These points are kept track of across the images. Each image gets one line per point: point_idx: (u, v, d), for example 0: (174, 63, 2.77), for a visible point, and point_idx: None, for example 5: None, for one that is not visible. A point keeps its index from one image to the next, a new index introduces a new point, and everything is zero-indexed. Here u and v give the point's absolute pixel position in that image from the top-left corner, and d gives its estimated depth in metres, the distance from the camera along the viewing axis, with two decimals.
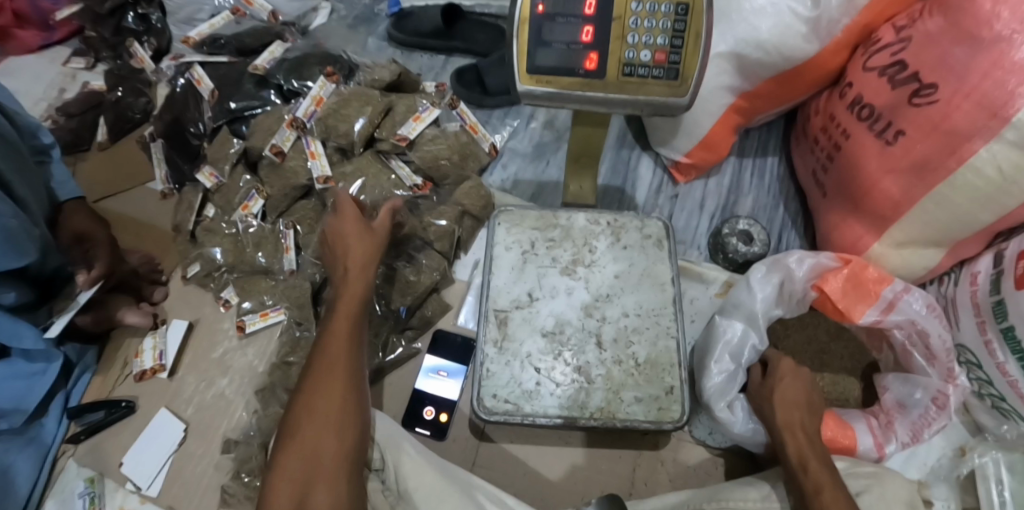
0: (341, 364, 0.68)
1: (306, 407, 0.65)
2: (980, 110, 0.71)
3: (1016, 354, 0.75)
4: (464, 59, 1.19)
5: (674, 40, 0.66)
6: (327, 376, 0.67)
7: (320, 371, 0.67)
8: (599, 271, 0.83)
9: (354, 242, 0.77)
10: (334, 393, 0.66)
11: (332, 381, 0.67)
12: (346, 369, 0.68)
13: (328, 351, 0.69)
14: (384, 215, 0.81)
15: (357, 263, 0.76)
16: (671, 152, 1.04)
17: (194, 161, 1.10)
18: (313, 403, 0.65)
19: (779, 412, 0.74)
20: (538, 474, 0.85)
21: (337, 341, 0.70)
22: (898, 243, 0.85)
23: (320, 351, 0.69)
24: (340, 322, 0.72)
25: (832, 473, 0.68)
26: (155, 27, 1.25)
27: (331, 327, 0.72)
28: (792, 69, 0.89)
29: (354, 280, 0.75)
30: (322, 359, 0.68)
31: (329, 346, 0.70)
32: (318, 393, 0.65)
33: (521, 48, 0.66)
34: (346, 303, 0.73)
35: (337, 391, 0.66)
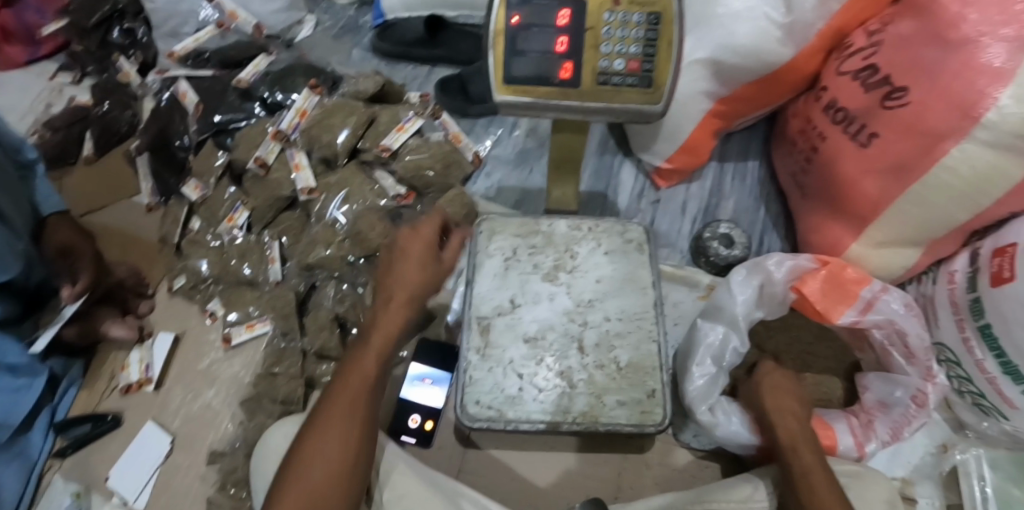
0: (361, 409, 0.64)
1: (316, 452, 0.62)
2: (951, 110, 0.72)
3: (994, 351, 0.76)
4: (448, 68, 1.20)
5: (647, 48, 0.66)
6: (345, 423, 0.63)
7: (338, 416, 0.63)
8: (581, 277, 0.84)
9: (413, 268, 0.66)
10: (349, 442, 0.63)
11: (346, 427, 0.63)
12: (365, 415, 0.64)
13: (347, 390, 0.64)
14: (454, 244, 0.70)
15: (406, 297, 0.66)
16: (652, 157, 1.05)
17: (181, 175, 1.10)
18: (325, 449, 0.62)
19: (766, 405, 0.74)
20: (525, 480, 0.85)
21: (361, 379, 0.65)
22: (877, 243, 0.86)
23: (340, 389, 0.65)
24: (368, 359, 0.66)
25: (823, 460, 0.68)
26: (141, 41, 1.26)
27: (357, 364, 0.65)
28: (768, 74, 0.90)
29: (399, 314, 0.65)
30: (342, 400, 0.64)
31: (351, 385, 0.65)
32: (331, 440, 0.62)
33: (497, 58, 0.67)
34: (380, 338, 0.65)
35: (351, 439, 0.63)
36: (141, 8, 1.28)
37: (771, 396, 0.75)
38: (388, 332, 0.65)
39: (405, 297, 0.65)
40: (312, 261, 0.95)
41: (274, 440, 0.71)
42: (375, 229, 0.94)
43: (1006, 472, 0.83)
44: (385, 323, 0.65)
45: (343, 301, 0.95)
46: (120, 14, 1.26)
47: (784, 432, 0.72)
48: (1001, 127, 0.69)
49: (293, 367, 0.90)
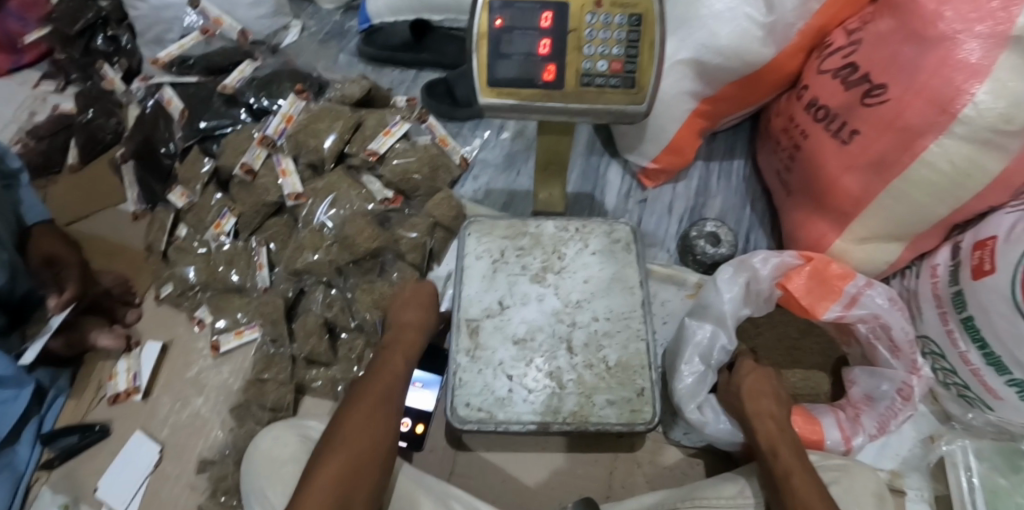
0: (388, 401, 0.70)
1: (351, 431, 0.66)
2: (930, 106, 0.73)
3: (977, 343, 0.77)
4: (435, 72, 1.21)
5: (629, 50, 0.67)
6: (375, 410, 0.68)
7: (369, 403, 0.69)
8: (569, 277, 0.84)
9: (422, 305, 0.83)
10: (379, 424, 0.67)
11: (380, 406, 0.69)
12: (392, 408, 0.70)
13: (377, 381, 0.72)
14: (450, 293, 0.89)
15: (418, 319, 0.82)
16: (639, 158, 1.05)
17: (167, 181, 1.10)
18: (358, 429, 0.66)
19: (748, 404, 0.76)
20: (516, 481, 0.85)
21: (390, 377, 0.73)
22: (861, 238, 0.87)
23: (370, 384, 0.71)
24: (395, 360, 0.75)
25: (803, 461, 0.68)
26: (126, 48, 1.25)
27: (384, 367, 0.74)
28: (751, 73, 0.91)
29: (413, 335, 0.79)
30: (373, 391, 0.71)
31: (380, 381, 0.72)
32: (364, 420, 0.67)
33: (481, 61, 0.68)
34: (401, 349, 0.77)
35: (385, 419, 0.68)
36: (125, 14, 1.26)
37: (750, 397, 0.77)
38: (407, 345, 0.78)
39: (416, 323, 0.81)
40: (300, 267, 0.94)
41: (264, 446, 0.71)
42: (362, 234, 0.93)
43: (992, 463, 0.83)
44: (403, 338, 0.78)
45: (332, 306, 0.95)
46: (103, 21, 1.24)
47: (763, 433, 0.73)
48: (978, 122, 0.71)
49: (281, 373, 0.90)
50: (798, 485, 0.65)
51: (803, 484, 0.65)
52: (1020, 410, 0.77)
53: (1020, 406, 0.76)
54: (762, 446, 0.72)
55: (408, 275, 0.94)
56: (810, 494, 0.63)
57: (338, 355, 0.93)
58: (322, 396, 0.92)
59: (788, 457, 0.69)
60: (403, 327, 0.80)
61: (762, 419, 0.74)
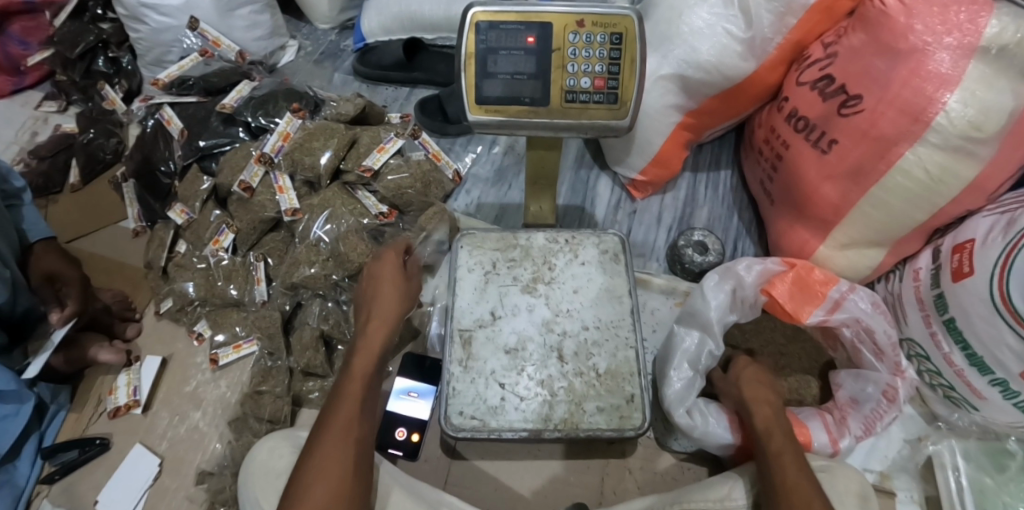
0: (355, 428, 0.65)
1: (317, 475, 0.61)
2: (904, 116, 0.76)
3: (960, 343, 0.79)
4: (427, 89, 1.24)
5: (612, 67, 0.70)
6: (340, 443, 0.63)
7: (333, 436, 0.64)
8: (559, 288, 0.86)
9: (388, 290, 0.76)
10: (348, 458, 0.62)
11: (346, 439, 0.64)
12: (360, 433, 0.65)
13: (340, 408, 0.67)
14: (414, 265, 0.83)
15: (381, 318, 0.74)
16: (626, 170, 1.08)
17: (166, 199, 1.12)
18: (325, 468, 0.61)
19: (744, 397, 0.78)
20: (511, 489, 0.86)
21: (354, 400, 0.67)
22: (842, 245, 0.90)
23: (334, 413, 0.66)
24: (357, 377, 0.70)
25: (795, 443, 0.71)
26: (126, 70, 1.28)
27: (345, 390, 0.68)
28: (732, 86, 0.94)
29: (382, 334, 0.73)
30: (336, 421, 0.65)
31: (344, 407, 0.66)
32: (330, 459, 0.62)
33: (469, 80, 0.70)
34: (363, 359, 0.71)
35: (353, 451, 0.63)
36: (126, 36, 1.28)
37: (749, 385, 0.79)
38: (371, 352, 0.71)
39: (384, 321, 0.74)
40: (296, 280, 0.96)
41: (259, 458, 0.71)
42: (357, 249, 0.95)
43: (978, 463, 0.85)
44: (370, 341, 0.72)
45: (328, 319, 0.96)
46: (104, 43, 1.26)
47: (762, 417, 0.75)
48: (950, 130, 0.74)
49: (278, 386, 0.92)
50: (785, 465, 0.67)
51: (791, 464, 0.67)
52: (1004, 409, 0.79)
53: (1004, 406, 0.78)
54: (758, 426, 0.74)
55: None
56: (794, 477, 0.65)
57: (334, 367, 0.94)
58: (319, 407, 0.93)
59: (774, 442, 0.71)
60: (368, 324, 0.73)
61: (761, 404, 0.77)
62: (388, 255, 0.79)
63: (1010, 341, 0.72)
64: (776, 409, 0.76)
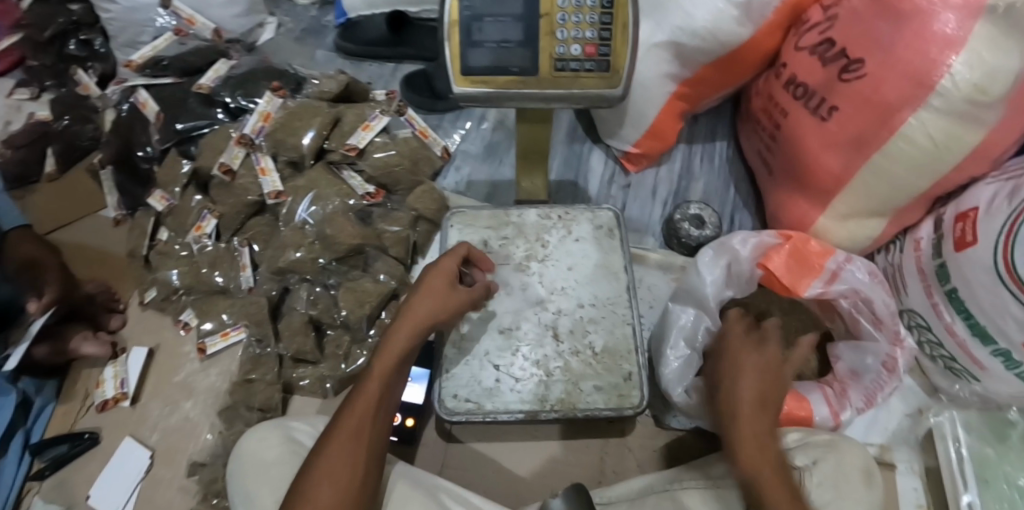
0: (366, 432, 0.62)
1: (324, 476, 0.59)
2: (907, 81, 0.73)
3: (962, 313, 0.77)
4: (413, 65, 1.20)
5: (603, 32, 0.67)
6: (349, 446, 0.61)
7: (343, 439, 0.61)
8: (553, 265, 0.84)
9: (431, 295, 0.69)
10: (356, 470, 0.60)
11: (356, 447, 0.61)
12: (371, 437, 0.62)
13: (352, 413, 0.63)
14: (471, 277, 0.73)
15: (414, 322, 0.67)
16: (621, 143, 1.05)
17: (147, 185, 1.09)
18: (331, 470, 0.59)
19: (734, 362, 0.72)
20: (509, 471, 0.85)
21: (366, 407, 0.64)
22: (842, 216, 0.87)
23: (346, 414, 0.63)
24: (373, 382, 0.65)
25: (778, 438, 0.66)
26: (99, 53, 1.23)
27: (361, 390, 0.65)
28: (728, 54, 0.91)
29: (410, 339, 0.67)
30: (348, 423, 0.62)
31: (357, 409, 0.63)
32: (337, 467, 0.59)
33: (453, 50, 0.67)
34: (384, 360, 0.66)
35: (360, 461, 0.61)
36: (97, 18, 1.24)
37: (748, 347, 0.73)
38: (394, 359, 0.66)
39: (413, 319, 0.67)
40: (283, 265, 0.92)
41: (250, 448, 0.69)
42: (344, 231, 0.92)
43: (980, 433, 0.83)
44: (394, 346, 0.66)
45: (317, 304, 0.93)
46: (75, 25, 1.21)
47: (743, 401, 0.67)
48: (954, 95, 0.71)
49: (268, 374, 0.90)
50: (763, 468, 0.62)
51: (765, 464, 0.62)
52: (1005, 379, 0.77)
53: (1005, 376, 0.76)
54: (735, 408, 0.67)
55: (393, 268, 0.93)
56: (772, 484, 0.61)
57: (325, 353, 0.92)
58: (310, 394, 0.91)
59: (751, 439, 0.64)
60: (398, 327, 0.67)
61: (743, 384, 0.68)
62: (441, 261, 0.71)
63: (1013, 311, 0.70)
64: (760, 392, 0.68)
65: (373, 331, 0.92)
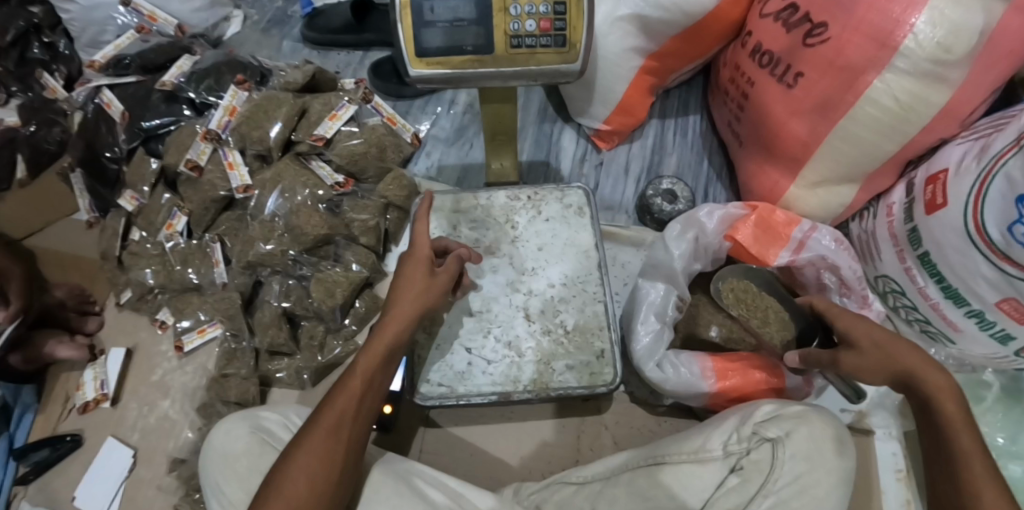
0: (346, 429, 0.62)
1: (302, 470, 0.58)
2: (870, 42, 0.72)
3: (935, 277, 0.77)
4: (381, 52, 1.19)
5: (557, 7, 0.66)
6: (326, 441, 0.60)
7: (323, 431, 0.61)
8: (522, 246, 0.83)
9: (414, 293, 0.68)
10: (332, 468, 0.60)
11: (335, 444, 0.60)
12: (351, 433, 0.62)
13: (334, 407, 0.62)
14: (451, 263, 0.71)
15: (404, 316, 0.66)
16: (591, 121, 1.04)
17: (116, 186, 1.08)
18: (307, 466, 0.59)
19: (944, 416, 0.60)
20: (489, 454, 0.85)
21: (348, 401, 0.63)
22: (813, 184, 0.86)
23: (327, 407, 0.62)
24: (358, 377, 0.64)
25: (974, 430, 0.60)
26: (63, 55, 1.20)
27: (345, 384, 0.64)
28: (695, 24, 0.89)
29: (399, 332, 0.66)
30: (329, 416, 0.62)
31: (339, 402, 0.63)
32: (313, 465, 0.59)
33: (406, 32, 0.66)
34: (370, 357, 0.65)
35: (337, 459, 0.60)
36: (57, 19, 1.21)
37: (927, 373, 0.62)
38: (379, 355, 0.65)
39: (402, 319, 0.66)
40: (252, 259, 0.92)
41: (218, 442, 0.69)
42: (311, 222, 0.91)
43: None
44: (379, 340, 0.65)
45: (290, 296, 0.93)
46: (36, 28, 1.18)
47: (935, 385, 0.61)
48: (917, 54, 0.70)
49: (244, 368, 0.90)
50: (964, 436, 0.59)
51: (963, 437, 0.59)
52: (979, 340, 0.77)
53: (979, 336, 0.76)
54: (910, 376, 0.62)
55: (364, 257, 0.93)
56: (985, 466, 0.58)
57: (301, 344, 0.92)
58: (288, 386, 0.91)
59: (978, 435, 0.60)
60: (385, 319, 0.67)
61: (908, 351, 0.63)
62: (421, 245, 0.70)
63: (986, 273, 0.70)
64: (866, 350, 0.64)
65: (349, 320, 0.93)
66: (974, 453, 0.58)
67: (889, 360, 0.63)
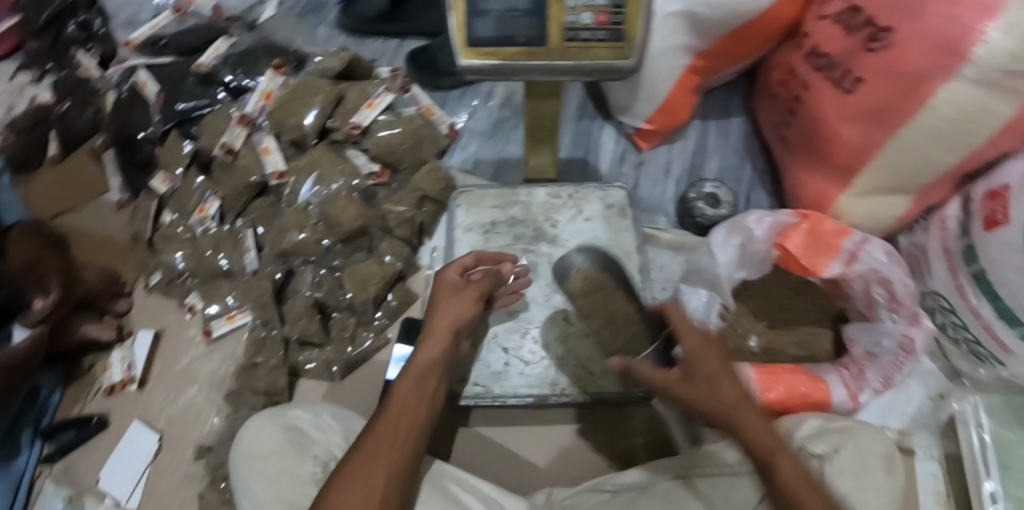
0: (402, 442, 0.59)
1: (348, 479, 0.56)
2: (936, 48, 0.68)
3: (989, 296, 0.74)
4: (418, 41, 1.16)
5: (614, 1, 0.63)
6: (385, 452, 0.58)
7: (380, 443, 0.58)
8: (563, 246, 0.82)
9: (455, 308, 0.68)
10: (391, 484, 0.57)
11: (393, 458, 0.58)
12: (409, 446, 0.60)
13: (388, 421, 0.60)
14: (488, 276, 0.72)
15: (447, 329, 0.67)
16: (633, 119, 1.01)
17: (148, 169, 1.05)
18: (364, 480, 0.56)
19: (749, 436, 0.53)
20: (519, 456, 0.83)
21: (402, 414, 0.61)
22: (864, 193, 0.84)
23: (380, 421, 0.60)
24: (407, 391, 0.63)
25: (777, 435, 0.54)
26: (99, 34, 1.16)
27: (395, 397, 0.62)
28: (746, 24, 0.86)
29: (439, 344, 0.66)
30: (384, 429, 0.59)
31: (393, 416, 0.61)
32: (371, 478, 0.56)
33: (458, 20, 0.65)
34: (416, 372, 0.64)
35: (396, 474, 0.57)
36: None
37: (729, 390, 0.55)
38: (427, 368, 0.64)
39: (444, 331, 0.66)
40: (286, 247, 0.91)
41: (248, 439, 0.68)
42: (347, 211, 0.90)
43: (1003, 417, 0.79)
44: (424, 352, 0.65)
45: (322, 286, 0.91)
46: (71, 6, 1.16)
47: (731, 409, 0.54)
48: (988, 63, 0.66)
49: (272, 358, 0.88)
50: (788, 474, 0.51)
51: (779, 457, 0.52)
52: None
53: None
54: (716, 419, 0.54)
55: (398, 250, 0.92)
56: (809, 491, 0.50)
57: (331, 335, 0.91)
58: (316, 378, 0.90)
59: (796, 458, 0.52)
60: (427, 335, 0.66)
61: (716, 377, 0.55)
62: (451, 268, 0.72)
63: None
64: (697, 381, 0.55)
65: (380, 314, 0.92)
66: (810, 501, 0.49)
67: (705, 387, 0.55)
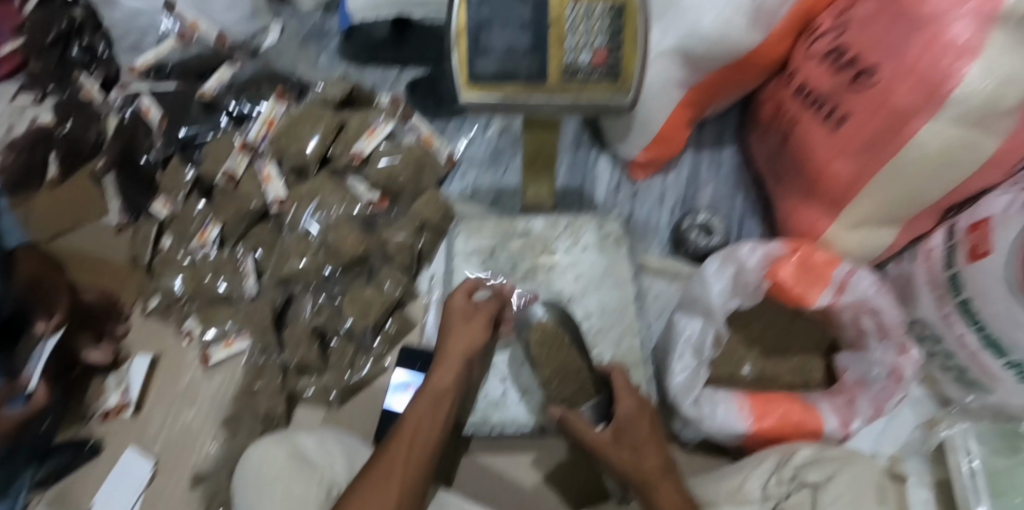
0: (410, 461, 0.61)
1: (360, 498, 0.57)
2: (920, 88, 0.71)
3: (974, 325, 0.76)
4: (418, 69, 1.18)
5: (612, 41, 0.66)
6: (396, 469, 0.60)
7: (393, 462, 0.60)
8: (560, 275, 0.83)
9: (464, 336, 0.72)
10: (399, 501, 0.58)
11: (404, 477, 0.59)
12: (419, 465, 0.61)
13: (400, 441, 0.62)
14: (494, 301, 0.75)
15: (459, 356, 0.70)
16: (627, 149, 1.03)
17: (150, 192, 1.07)
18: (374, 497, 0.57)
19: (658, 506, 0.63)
20: (517, 483, 0.84)
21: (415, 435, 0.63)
22: (854, 225, 0.86)
23: (394, 441, 0.62)
24: (422, 414, 0.65)
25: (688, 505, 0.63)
26: (101, 58, 1.17)
27: (408, 420, 0.65)
28: (737, 61, 0.89)
29: (452, 370, 0.69)
30: (397, 450, 0.61)
31: (405, 437, 0.63)
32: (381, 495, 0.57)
33: (460, 57, 0.66)
34: (429, 396, 0.67)
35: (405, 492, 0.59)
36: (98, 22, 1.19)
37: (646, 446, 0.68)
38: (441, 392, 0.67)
39: (453, 364, 0.69)
40: (286, 274, 0.93)
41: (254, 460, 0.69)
42: (348, 239, 0.91)
43: (993, 445, 0.78)
44: (437, 379, 0.68)
45: (321, 313, 0.92)
46: (76, 30, 1.17)
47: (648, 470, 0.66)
48: (968, 103, 0.69)
49: (271, 384, 0.89)
50: None
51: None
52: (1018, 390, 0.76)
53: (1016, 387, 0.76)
54: (635, 483, 0.65)
55: (397, 279, 0.94)
56: None
57: (329, 361, 0.91)
58: (314, 403, 0.91)
59: None
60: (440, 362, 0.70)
61: (638, 432, 0.69)
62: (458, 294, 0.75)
63: None
64: (621, 446, 0.68)
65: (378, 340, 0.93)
66: None
67: (627, 443, 0.68)
